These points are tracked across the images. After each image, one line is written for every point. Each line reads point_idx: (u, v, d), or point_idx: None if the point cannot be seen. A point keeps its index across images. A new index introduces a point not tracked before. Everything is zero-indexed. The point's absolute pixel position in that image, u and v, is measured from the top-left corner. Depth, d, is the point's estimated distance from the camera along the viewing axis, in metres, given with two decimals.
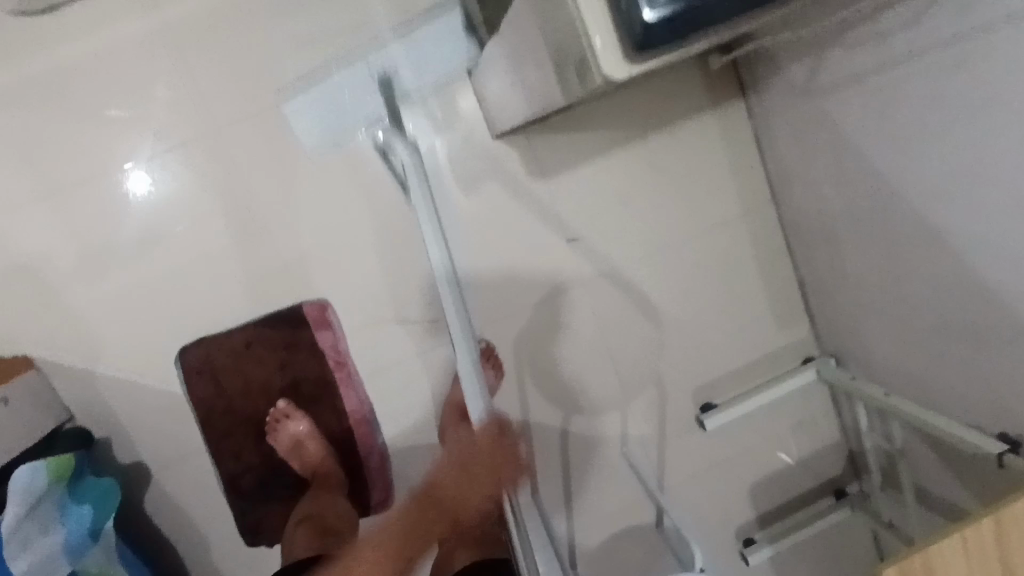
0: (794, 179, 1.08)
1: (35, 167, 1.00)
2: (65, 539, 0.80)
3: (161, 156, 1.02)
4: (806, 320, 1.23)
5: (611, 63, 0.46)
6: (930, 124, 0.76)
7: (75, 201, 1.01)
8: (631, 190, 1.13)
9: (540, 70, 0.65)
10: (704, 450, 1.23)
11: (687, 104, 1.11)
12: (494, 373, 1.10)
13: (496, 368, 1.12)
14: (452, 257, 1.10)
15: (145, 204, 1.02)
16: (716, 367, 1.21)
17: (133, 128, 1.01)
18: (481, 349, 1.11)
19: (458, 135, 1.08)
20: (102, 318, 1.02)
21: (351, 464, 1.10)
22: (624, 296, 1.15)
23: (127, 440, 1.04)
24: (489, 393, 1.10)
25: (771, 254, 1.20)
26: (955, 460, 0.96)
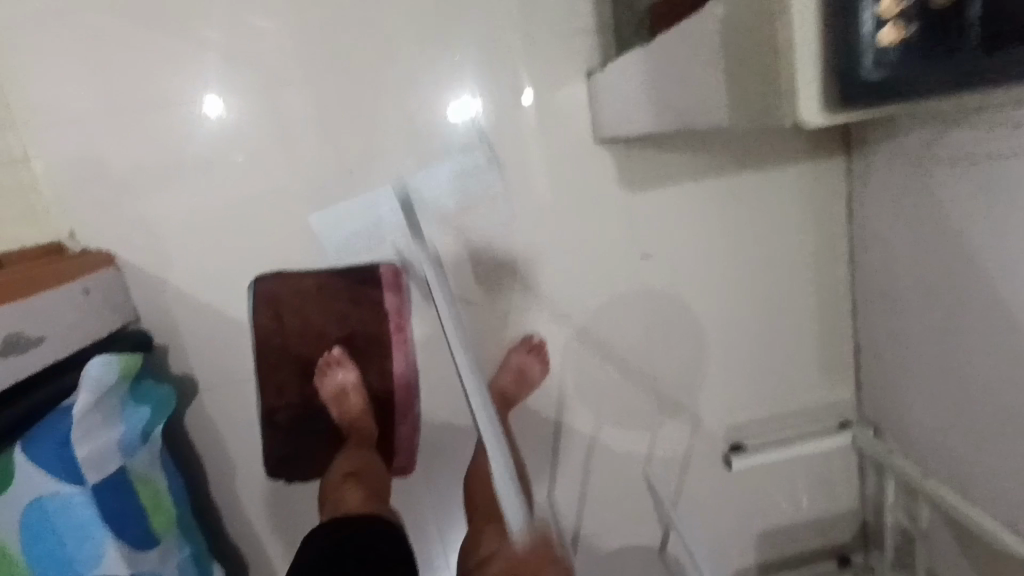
0: (876, 246, 1.08)
1: (146, 73, 1.02)
2: (125, 434, 0.83)
3: (267, 91, 1.04)
4: (851, 384, 1.23)
5: (813, 110, 0.47)
6: None
7: (170, 113, 1.03)
8: (713, 220, 1.12)
9: (686, 91, 0.66)
10: (722, 489, 1.24)
11: (789, 149, 1.11)
12: (541, 368, 1.11)
13: (544, 363, 1.12)
14: (524, 249, 1.11)
15: (245, 134, 1.04)
16: (753, 411, 1.22)
17: (248, 57, 1.03)
18: (532, 341, 1.12)
19: (558, 130, 1.08)
20: (184, 235, 1.06)
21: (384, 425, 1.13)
22: (681, 322, 1.16)
23: (183, 353, 1.08)
24: (532, 386, 1.11)
25: (833, 312, 1.19)
26: (980, 555, 0.96)
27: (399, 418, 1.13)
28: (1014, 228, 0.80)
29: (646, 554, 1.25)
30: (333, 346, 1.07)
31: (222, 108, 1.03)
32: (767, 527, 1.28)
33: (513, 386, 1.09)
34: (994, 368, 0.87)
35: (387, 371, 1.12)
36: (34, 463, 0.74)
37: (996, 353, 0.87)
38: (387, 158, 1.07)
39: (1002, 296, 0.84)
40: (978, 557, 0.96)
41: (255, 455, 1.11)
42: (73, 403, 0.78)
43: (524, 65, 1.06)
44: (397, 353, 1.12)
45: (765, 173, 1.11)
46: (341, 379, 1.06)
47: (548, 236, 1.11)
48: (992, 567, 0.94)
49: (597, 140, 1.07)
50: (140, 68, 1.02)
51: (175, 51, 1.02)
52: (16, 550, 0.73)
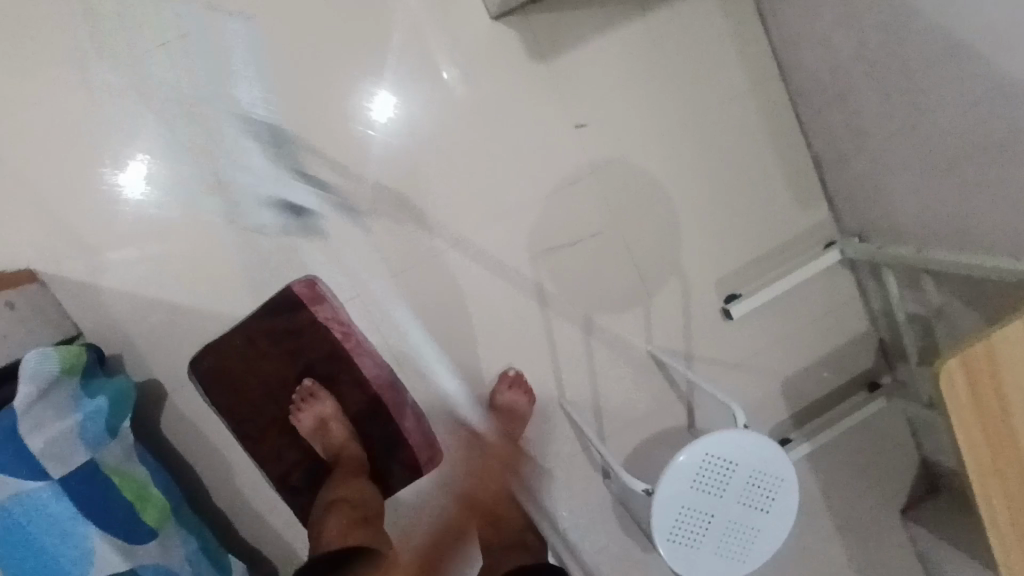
0: (801, 46, 1.07)
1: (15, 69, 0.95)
2: (83, 424, 0.76)
3: (147, 53, 0.98)
4: (824, 203, 1.20)
5: None
6: None
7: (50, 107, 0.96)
8: (637, 69, 1.09)
9: None
10: (734, 346, 1.20)
11: None
12: (528, 401, 1.11)
13: (529, 395, 1.12)
14: (461, 151, 1.07)
15: (139, 107, 0.98)
16: (735, 259, 1.18)
17: (123, 28, 0.97)
18: (510, 375, 1.11)
19: (457, 20, 1.05)
20: (105, 228, 0.99)
21: (388, 425, 1.08)
22: (642, 184, 1.12)
23: (138, 357, 1.01)
24: (523, 418, 1.11)
25: (784, 134, 1.17)
26: (979, 299, 0.97)
27: (398, 413, 1.09)
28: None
29: (676, 436, 1.21)
30: (302, 379, 1.03)
31: (108, 81, 0.97)
32: (789, 375, 1.24)
33: (509, 424, 1.10)
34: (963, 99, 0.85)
35: (360, 378, 1.07)
36: None
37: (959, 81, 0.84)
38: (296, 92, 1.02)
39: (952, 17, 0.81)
40: (979, 302, 0.97)
41: (241, 445, 1.04)
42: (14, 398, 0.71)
43: None
44: (360, 357, 1.07)
45: (675, 9, 1.09)
46: (320, 410, 1.03)
47: (483, 129, 1.07)
48: (998, 307, 0.94)
49: (496, 16, 1.04)
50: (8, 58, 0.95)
51: (44, 33, 0.95)
52: None
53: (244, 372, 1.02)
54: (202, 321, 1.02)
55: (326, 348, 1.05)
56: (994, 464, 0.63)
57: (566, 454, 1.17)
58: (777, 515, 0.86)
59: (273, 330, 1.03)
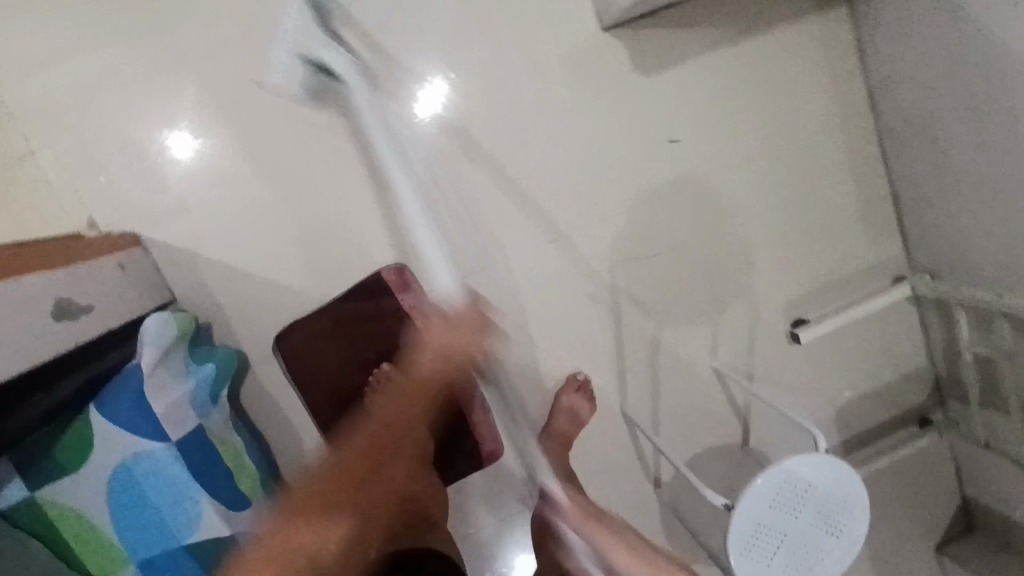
0: (897, 83, 1.08)
1: (139, 38, 0.98)
2: (196, 391, 0.78)
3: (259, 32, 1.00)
4: (897, 237, 1.22)
5: None
6: None
7: (168, 77, 0.99)
8: (734, 90, 1.11)
9: None
10: (794, 370, 1.22)
11: (792, 5, 1.10)
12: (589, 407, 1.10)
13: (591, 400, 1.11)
14: (553, 155, 1.09)
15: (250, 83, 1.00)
16: (807, 285, 1.19)
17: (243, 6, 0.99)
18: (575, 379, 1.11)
19: (564, 26, 1.06)
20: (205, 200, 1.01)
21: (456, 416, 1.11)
22: (722, 204, 1.14)
23: (227, 327, 1.03)
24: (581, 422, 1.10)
25: (868, 167, 1.18)
26: None
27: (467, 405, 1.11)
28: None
29: (729, 452, 1.22)
30: (381, 363, 1.06)
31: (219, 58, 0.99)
32: (843, 403, 1.26)
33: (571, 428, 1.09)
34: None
35: None
36: (112, 423, 0.71)
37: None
38: (402, 81, 1.04)
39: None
40: None
41: (315, 423, 1.06)
42: (139, 360, 0.74)
43: None
44: None
45: (775, 33, 1.10)
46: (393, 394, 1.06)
47: (575, 136, 1.08)
48: None
49: (605, 27, 1.05)
50: (132, 29, 0.97)
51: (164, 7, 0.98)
52: (108, 520, 0.71)
53: (328, 350, 1.05)
54: (289, 298, 1.04)
55: (404, 336, 1.07)
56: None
57: (622, 461, 1.18)
58: (846, 539, 0.88)
59: (361, 312, 1.06)
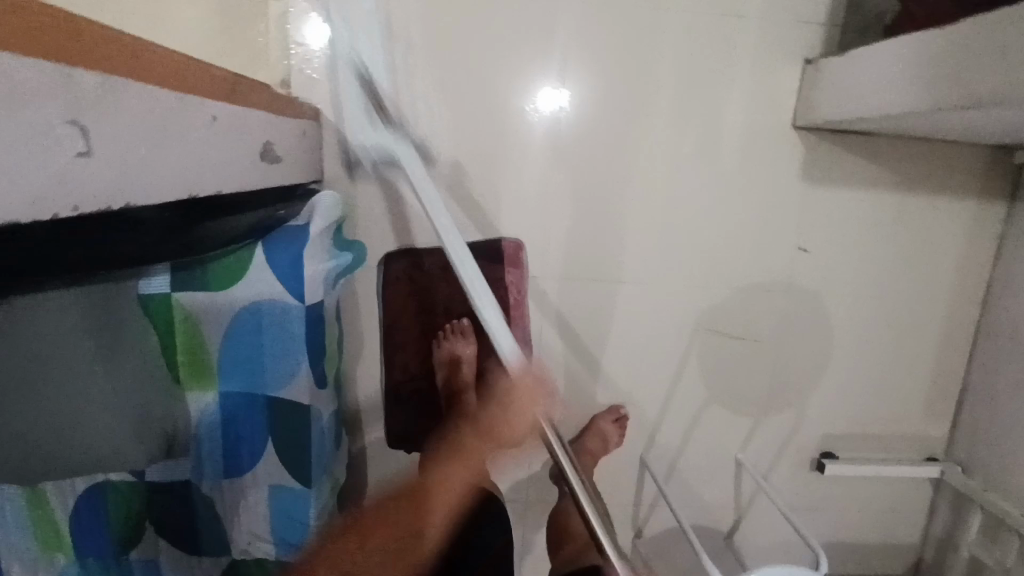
0: (1021, 293, 1.13)
1: None
2: (332, 272, 0.85)
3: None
4: (946, 422, 1.27)
5: None
6: None
7: None
8: (875, 231, 1.16)
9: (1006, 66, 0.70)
10: (804, 494, 1.27)
11: (963, 181, 1.15)
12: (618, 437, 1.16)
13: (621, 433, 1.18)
14: (695, 212, 1.14)
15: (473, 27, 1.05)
16: (850, 426, 1.25)
17: None
18: (615, 408, 1.18)
19: (761, 106, 1.11)
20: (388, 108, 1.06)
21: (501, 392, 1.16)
22: (816, 322, 1.20)
23: (350, 223, 1.09)
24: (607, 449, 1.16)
25: (953, 351, 1.23)
26: None
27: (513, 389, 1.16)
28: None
29: (713, 537, 1.28)
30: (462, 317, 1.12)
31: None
32: (829, 542, 1.32)
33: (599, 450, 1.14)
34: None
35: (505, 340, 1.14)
36: (271, 270, 0.79)
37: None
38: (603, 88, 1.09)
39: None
40: None
41: (383, 342, 1.12)
42: (308, 223, 0.83)
43: (751, 35, 1.08)
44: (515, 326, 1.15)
45: (935, 199, 1.15)
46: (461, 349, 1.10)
47: (722, 204, 1.14)
48: None
49: (796, 124, 1.11)
50: None
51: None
52: (220, 339, 0.79)
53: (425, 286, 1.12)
54: (414, 227, 1.11)
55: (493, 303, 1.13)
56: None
57: (619, 500, 1.24)
58: None
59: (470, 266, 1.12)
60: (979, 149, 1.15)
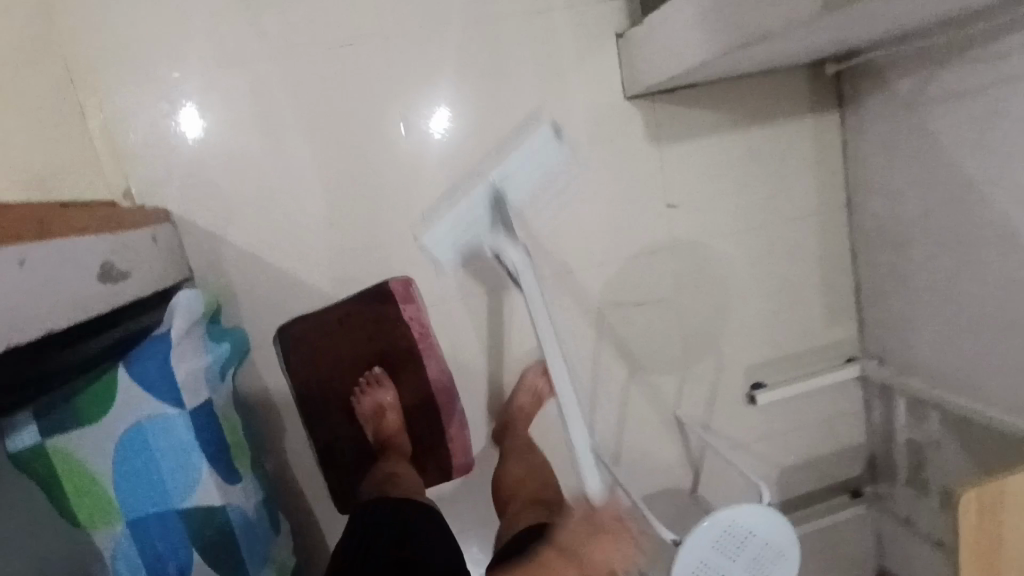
0: (874, 188, 1.21)
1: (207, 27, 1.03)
2: (211, 365, 0.83)
3: (313, 42, 1.06)
4: (854, 323, 1.34)
5: None
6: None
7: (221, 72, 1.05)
8: (731, 169, 1.23)
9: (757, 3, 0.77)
10: (748, 428, 1.32)
11: (795, 103, 1.23)
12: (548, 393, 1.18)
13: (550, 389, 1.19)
14: (564, 200, 1.18)
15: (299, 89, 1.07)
16: (769, 353, 1.31)
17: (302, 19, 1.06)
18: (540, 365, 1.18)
19: (593, 87, 1.16)
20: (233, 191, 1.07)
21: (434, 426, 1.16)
22: (706, 268, 1.25)
23: (235, 309, 1.09)
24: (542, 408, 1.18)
25: (837, 256, 1.31)
26: (975, 442, 1.11)
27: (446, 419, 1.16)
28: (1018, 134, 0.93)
29: (677, 494, 1.32)
30: (373, 365, 1.12)
31: (276, 59, 1.06)
32: (785, 463, 1.38)
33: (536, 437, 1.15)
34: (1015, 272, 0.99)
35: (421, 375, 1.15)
36: (136, 384, 0.77)
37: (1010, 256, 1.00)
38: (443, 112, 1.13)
39: (1010, 203, 0.97)
40: (974, 444, 1.11)
41: (303, 413, 1.12)
42: (167, 330, 0.79)
43: (561, 26, 1.13)
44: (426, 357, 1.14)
45: (775, 125, 1.23)
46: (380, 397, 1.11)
47: (585, 186, 1.19)
48: (990, 452, 1.09)
49: (628, 95, 1.16)
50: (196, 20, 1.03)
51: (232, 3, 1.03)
52: (109, 461, 0.76)
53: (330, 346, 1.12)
54: (299, 294, 1.10)
55: (399, 344, 1.13)
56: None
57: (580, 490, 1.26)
58: None
59: (367, 314, 1.12)
60: (796, 71, 1.23)
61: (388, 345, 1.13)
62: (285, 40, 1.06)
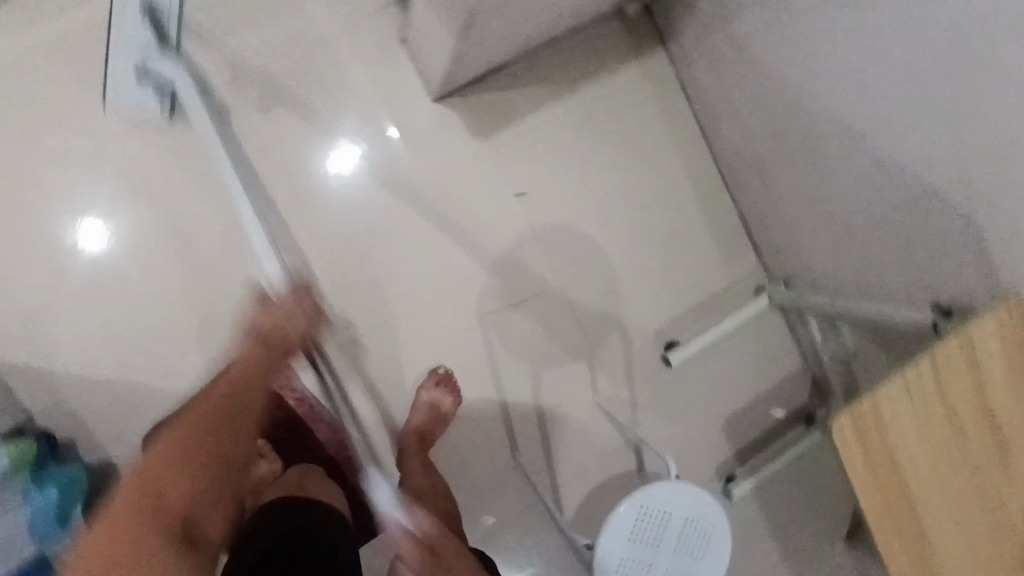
0: (717, 114, 1.16)
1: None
2: (32, 518, 0.93)
3: (108, 144, 1.05)
4: (752, 252, 1.28)
5: None
6: (812, 23, 0.87)
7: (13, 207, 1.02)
8: (570, 138, 1.17)
9: None
10: (675, 391, 1.26)
11: (613, 53, 1.18)
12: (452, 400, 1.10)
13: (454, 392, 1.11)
14: (405, 221, 1.13)
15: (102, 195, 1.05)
16: (673, 310, 1.24)
17: (86, 132, 1.05)
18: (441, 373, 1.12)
19: (398, 102, 1.12)
20: (79, 305, 1.03)
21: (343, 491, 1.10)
22: (576, 244, 1.19)
23: (92, 438, 1.03)
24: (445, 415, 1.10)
25: (711, 191, 1.25)
26: (886, 339, 1.04)
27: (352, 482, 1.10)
28: (794, 19, 0.89)
29: (626, 482, 1.24)
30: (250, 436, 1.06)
31: (77, 171, 1.04)
32: (730, 414, 1.30)
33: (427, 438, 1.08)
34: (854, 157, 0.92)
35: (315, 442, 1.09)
36: None
37: (840, 144, 0.93)
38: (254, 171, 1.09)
39: (817, 92, 0.91)
40: (886, 342, 1.04)
41: None
42: None
43: (346, 56, 1.11)
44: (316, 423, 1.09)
45: (600, 81, 1.18)
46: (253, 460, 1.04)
47: (425, 201, 1.13)
48: (901, 347, 1.02)
49: (435, 98, 1.11)
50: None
51: (18, 130, 1.03)
52: None
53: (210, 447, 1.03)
54: (160, 401, 1.05)
55: (282, 415, 1.09)
56: (891, 511, 0.74)
57: (521, 510, 1.19)
58: (708, 566, 0.89)
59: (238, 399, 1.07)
60: (604, 23, 1.19)
61: (270, 423, 1.08)
62: (74, 158, 1.04)
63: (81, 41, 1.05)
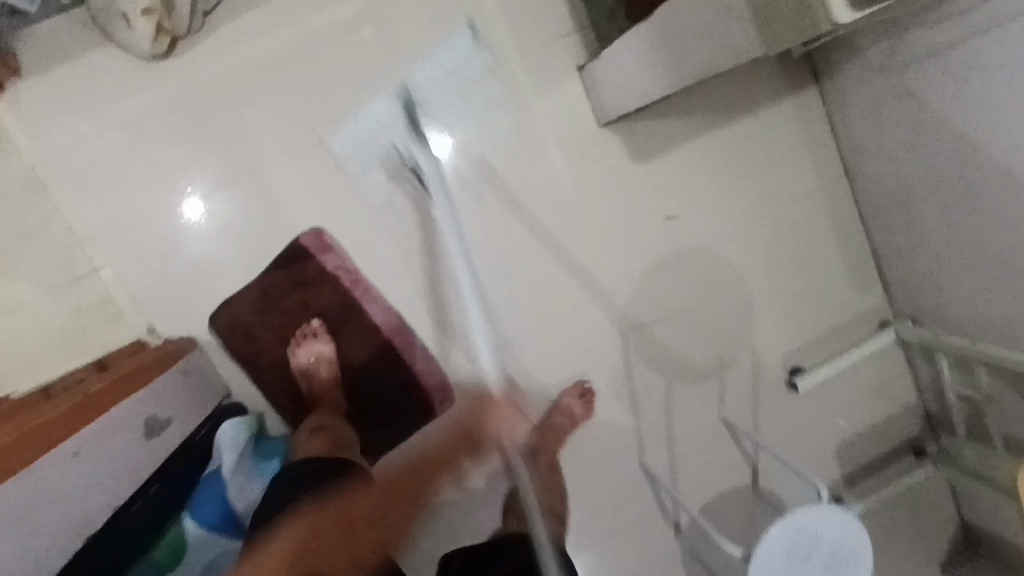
0: (866, 154, 1.21)
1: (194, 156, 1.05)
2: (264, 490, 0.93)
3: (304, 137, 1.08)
4: (878, 286, 1.34)
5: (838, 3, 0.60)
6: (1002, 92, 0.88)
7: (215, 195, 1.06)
8: (721, 166, 1.24)
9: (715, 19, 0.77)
10: (794, 413, 1.31)
11: (767, 90, 1.25)
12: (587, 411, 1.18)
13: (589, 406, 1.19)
14: (564, 235, 1.20)
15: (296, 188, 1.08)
16: (799, 335, 1.30)
17: (282, 127, 1.07)
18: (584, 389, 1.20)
19: (568, 123, 1.19)
20: (277, 287, 1.07)
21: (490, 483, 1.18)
22: (716, 267, 1.26)
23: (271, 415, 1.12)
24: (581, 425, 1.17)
25: (845, 225, 1.31)
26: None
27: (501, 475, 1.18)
28: (959, 84, 0.94)
29: (739, 496, 1.30)
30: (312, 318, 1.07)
31: (270, 161, 1.07)
32: (842, 440, 1.35)
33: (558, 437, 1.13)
34: (1010, 215, 0.97)
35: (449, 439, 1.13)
36: (204, 528, 0.89)
37: (1004, 203, 0.98)
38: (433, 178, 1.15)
39: (993, 155, 0.95)
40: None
41: None
42: (218, 466, 0.92)
43: (523, 74, 1.17)
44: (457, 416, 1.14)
45: (753, 114, 1.25)
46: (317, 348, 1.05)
47: (582, 219, 1.21)
48: None
49: (602, 122, 1.18)
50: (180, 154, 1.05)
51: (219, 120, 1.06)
52: None
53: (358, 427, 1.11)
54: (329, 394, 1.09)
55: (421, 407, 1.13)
56: None
57: (642, 513, 1.26)
58: None
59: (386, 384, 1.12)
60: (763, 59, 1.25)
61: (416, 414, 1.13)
62: (271, 151, 1.07)
63: (279, 43, 1.07)
